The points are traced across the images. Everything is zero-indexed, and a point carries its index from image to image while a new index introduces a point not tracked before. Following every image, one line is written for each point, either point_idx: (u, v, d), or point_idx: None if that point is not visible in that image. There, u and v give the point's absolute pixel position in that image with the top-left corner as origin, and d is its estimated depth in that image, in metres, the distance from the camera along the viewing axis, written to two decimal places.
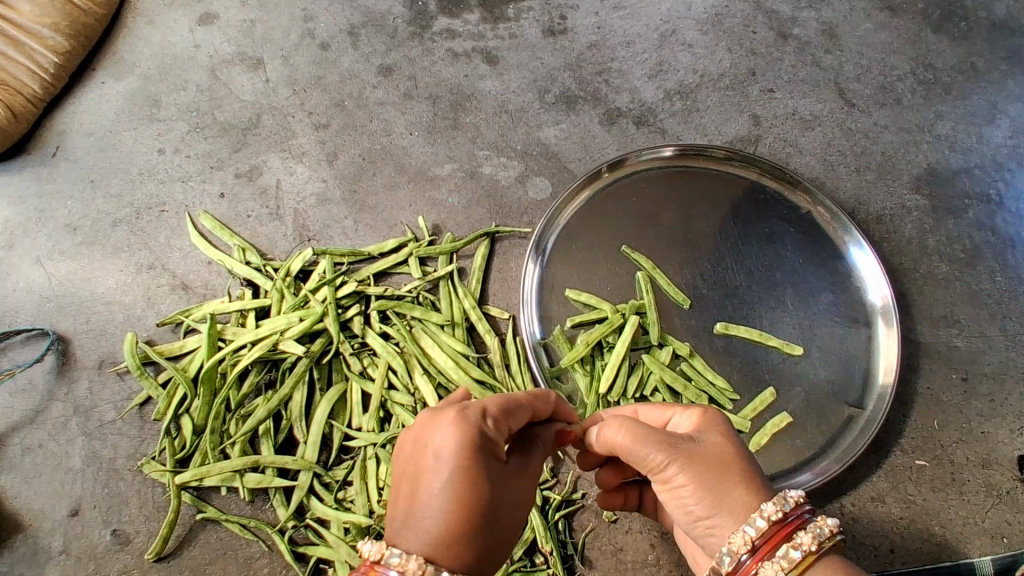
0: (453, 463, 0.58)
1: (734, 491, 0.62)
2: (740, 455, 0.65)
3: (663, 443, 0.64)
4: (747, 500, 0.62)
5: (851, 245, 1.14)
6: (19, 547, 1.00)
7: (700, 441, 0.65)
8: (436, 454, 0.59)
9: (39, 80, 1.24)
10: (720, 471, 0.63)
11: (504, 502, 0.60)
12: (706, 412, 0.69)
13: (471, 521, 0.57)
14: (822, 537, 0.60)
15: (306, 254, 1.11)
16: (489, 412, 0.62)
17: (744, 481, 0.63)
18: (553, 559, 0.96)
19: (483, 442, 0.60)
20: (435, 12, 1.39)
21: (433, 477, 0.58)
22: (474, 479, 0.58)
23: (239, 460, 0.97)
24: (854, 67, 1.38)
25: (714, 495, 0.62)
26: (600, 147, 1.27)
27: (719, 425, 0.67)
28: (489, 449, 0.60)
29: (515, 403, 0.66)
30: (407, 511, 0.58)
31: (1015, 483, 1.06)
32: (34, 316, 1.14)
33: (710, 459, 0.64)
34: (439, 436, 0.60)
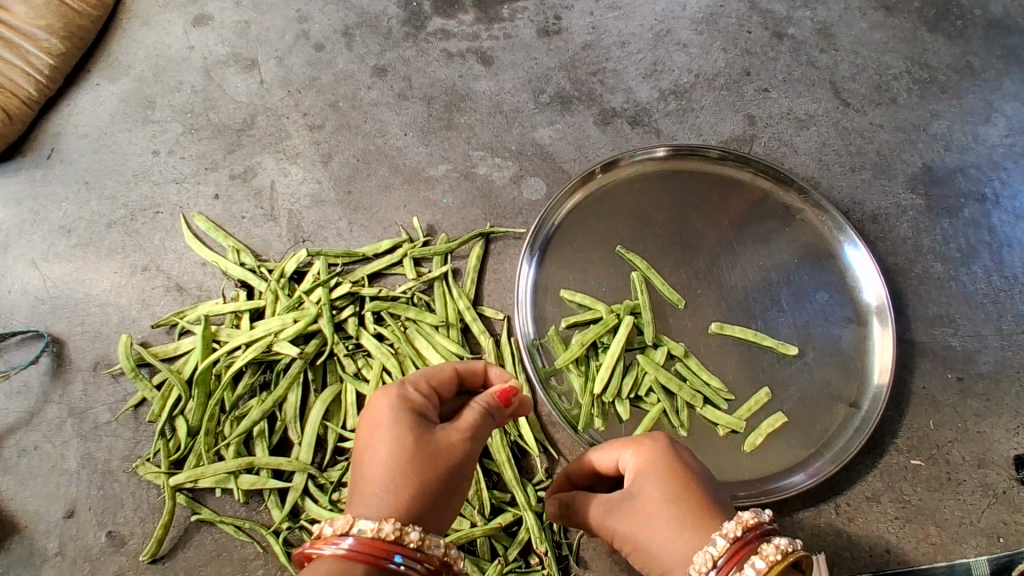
0: (378, 428, 0.67)
1: (671, 540, 0.62)
2: (676, 501, 0.64)
3: (609, 508, 0.68)
4: (687, 548, 0.61)
5: (845, 244, 1.14)
6: (14, 550, 1.00)
7: (636, 497, 0.66)
8: (364, 430, 0.68)
9: (34, 82, 1.24)
10: (656, 523, 0.63)
11: (433, 445, 0.66)
12: (643, 453, 0.68)
13: (397, 468, 0.63)
14: (762, 572, 0.57)
15: (300, 255, 1.11)
16: (409, 383, 0.71)
17: (678, 528, 0.62)
18: (548, 560, 0.96)
19: (400, 406, 0.68)
20: (430, 13, 1.39)
21: (365, 451, 0.66)
22: (394, 433, 0.66)
23: (233, 462, 0.97)
24: (849, 66, 1.38)
25: (656, 550, 0.63)
26: (595, 147, 1.27)
27: (652, 470, 0.66)
28: (410, 412, 0.68)
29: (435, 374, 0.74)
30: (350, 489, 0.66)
31: (1011, 483, 1.06)
32: (29, 318, 1.14)
33: (645, 515, 0.64)
34: (371, 411, 0.69)
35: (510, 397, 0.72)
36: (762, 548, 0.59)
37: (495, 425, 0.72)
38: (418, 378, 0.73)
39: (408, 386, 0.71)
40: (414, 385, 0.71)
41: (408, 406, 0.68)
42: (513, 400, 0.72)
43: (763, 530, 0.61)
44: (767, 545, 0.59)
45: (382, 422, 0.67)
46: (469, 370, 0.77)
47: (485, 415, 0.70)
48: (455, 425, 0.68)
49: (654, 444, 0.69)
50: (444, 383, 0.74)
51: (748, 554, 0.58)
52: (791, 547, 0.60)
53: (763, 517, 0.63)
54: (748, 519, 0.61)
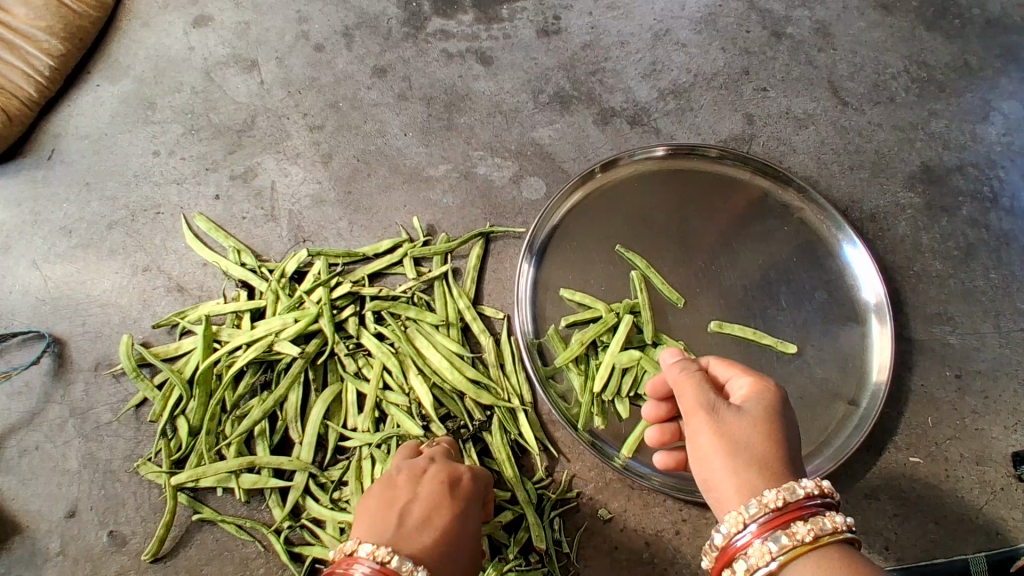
0: (446, 497, 0.72)
1: (748, 463, 0.64)
2: (768, 437, 0.66)
3: (705, 401, 0.69)
4: (757, 480, 0.63)
5: (843, 242, 1.14)
6: (16, 549, 1.00)
7: (736, 412, 0.68)
8: (434, 484, 0.73)
9: (34, 84, 1.24)
10: (743, 442, 0.65)
11: (463, 516, 0.71)
12: (760, 388, 0.71)
13: (452, 539, 0.68)
14: (824, 531, 0.58)
15: (301, 255, 1.11)
16: (478, 481, 0.78)
17: (759, 457, 0.64)
18: (548, 558, 0.97)
19: (472, 494, 0.75)
20: (429, 13, 1.39)
21: (428, 501, 0.71)
22: (462, 512, 0.72)
23: (234, 461, 0.98)
24: (847, 65, 1.38)
25: (728, 461, 0.64)
26: (594, 147, 1.28)
27: (762, 402, 0.69)
28: (474, 500, 0.75)
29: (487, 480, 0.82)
30: (391, 520, 0.68)
31: (1009, 480, 1.07)
32: (30, 318, 1.14)
33: (737, 430, 0.66)
34: (422, 471, 0.76)
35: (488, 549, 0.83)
36: (828, 517, 0.60)
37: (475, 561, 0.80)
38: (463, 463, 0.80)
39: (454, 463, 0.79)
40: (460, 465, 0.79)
41: (450, 476, 0.75)
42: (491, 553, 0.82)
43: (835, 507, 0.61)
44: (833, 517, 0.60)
45: (455, 493, 0.73)
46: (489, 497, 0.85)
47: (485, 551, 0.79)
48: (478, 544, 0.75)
49: (773, 386, 0.72)
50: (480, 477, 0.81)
51: (812, 514, 0.59)
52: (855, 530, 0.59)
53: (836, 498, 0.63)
54: (823, 486, 0.62)
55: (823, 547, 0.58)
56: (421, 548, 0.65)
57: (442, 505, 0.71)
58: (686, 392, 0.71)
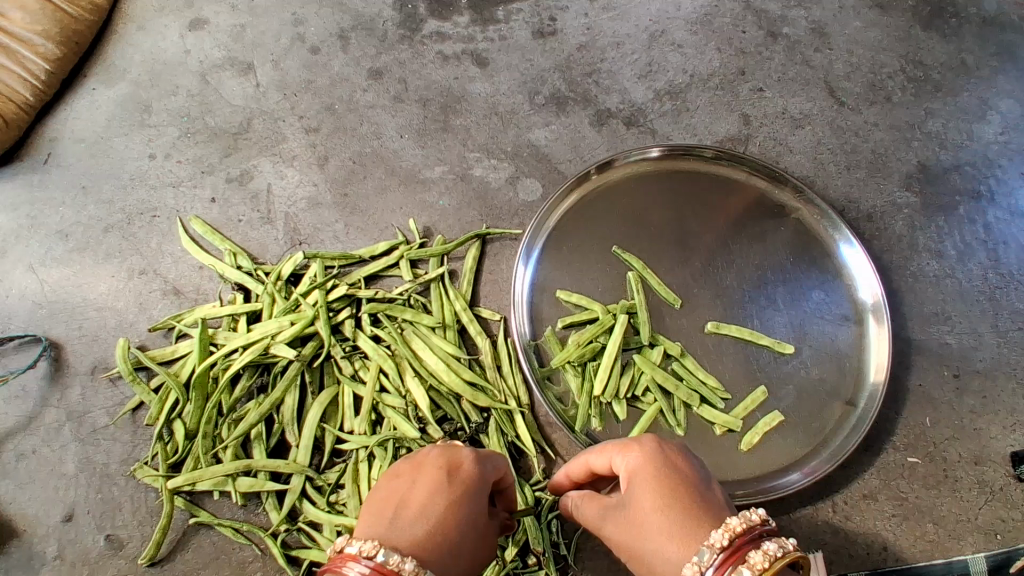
0: (444, 484, 0.66)
1: (659, 548, 0.59)
2: (665, 509, 0.60)
3: (607, 518, 0.66)
4: (674, 559, 0.58)
5: (840, 242, 1.14)
6: (13, 554, 1.00)
7: (627, 506, 0.63)
8: (431, 472, 0.67)
9: (30, 87, 1.24)
10: (648, 535, 0.60)
11: (466, 506, 0.65)
12: (632, 464, 0.65)
13: (451, 530, 0.62)
14: (771, 561, 0.56)
15: (297, 257, 1.11)
16: (487, 463, 0.71)
17: (666, 538, 0.59)
18: (546, 560, 0.96)
19: (477, 477, 0.68)
20: (425, 15, 1.39)
21: (426, 490, 0.65)
22: (462, 500, 0.65)
23: (231, 464, 0.97)
24: (843, 65, 1.38)
25: (645, 555, 0.60)
26: (590, 148, 1.28)
27: (640, 479, 0.63)
28: (481, 484, 0.68)
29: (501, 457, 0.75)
30: (385, 515, 0.63)
31: (1008, 480, 1.06)
32: (27, 322, 1.14)
33: (635, 524, 0.61)
34: (429, 459, 0.70)
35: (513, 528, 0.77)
36: (751, 555, 0.56)
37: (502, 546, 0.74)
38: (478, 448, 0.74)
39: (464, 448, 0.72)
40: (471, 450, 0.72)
41: (455, 463, 0.69)
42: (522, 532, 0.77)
43: (750, 533, 0.57)
44: (755, 552, 0.56)
45: (458, 477, 0.67)
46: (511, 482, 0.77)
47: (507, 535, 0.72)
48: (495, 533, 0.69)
49: (641, 448, 0.66)
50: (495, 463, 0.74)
51: (738, 563, 0.55)
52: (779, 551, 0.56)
53: (751, 519, 0.59)
54: (733, 526, 0.57)
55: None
56: (412, 542, 0.60)
57: (438, 494, 0.65)
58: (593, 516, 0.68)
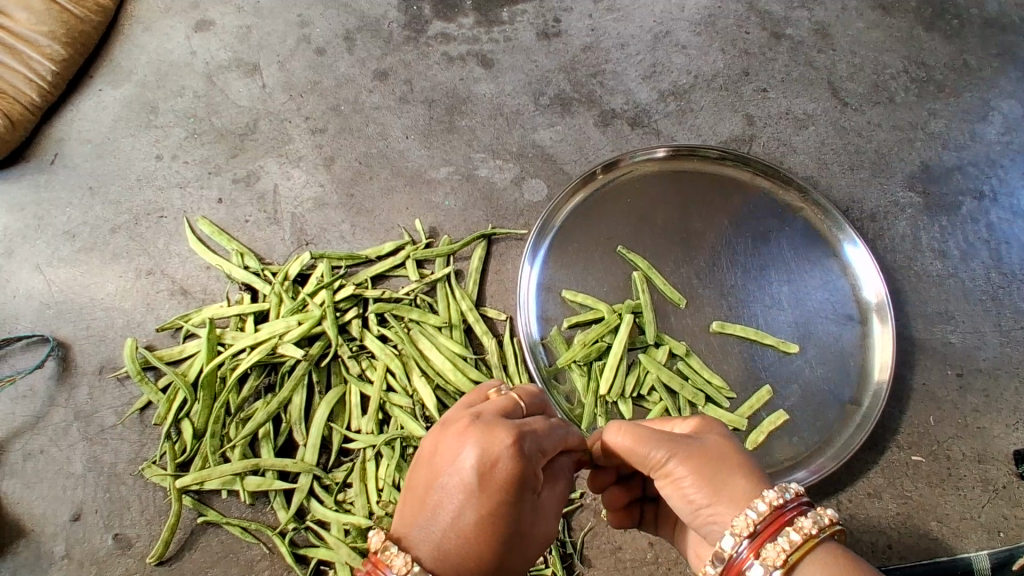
0: (477, 487, 0.58)
1: (735, 480, 0.62)
2: (741, 454, 0.65)
3: (666, 440, 0.65)
4: (748, 491, 0.62)
5: (844, 242, 1.14)
6: (21, 553, 1.01)
7: (700, 441, 0.66)
8: (465, 468, 0.59)
9: (37, 89, 1.25)
10: (727, 467, 0.63)
11: (507, 512, 0.59)
12: (705, 421, 0.70)
13: (486, 545, 0.58)
14: (823, 523, 0.59)
15: (304, 258, 1.12)
16: (533, 448, 0.61)
17: (745, 472, 0.63)
18: (552, 559, 0.97)
19: (517, 478, 0.59)
20: (430, 17, 1.40)
21: (458, 495, 0.58)
22: (499, 508, 0.58)
23: (239, 463, 0.98)
24: (846, 66, 1.39)
25: (714, 480, 0.62)
26: (594, 148, 1.28)
27: (716, 430, 0.68)
28: (521, 482, 0.59)
29: (554, 425, 0.65)
30: (422, 511, 0.59)
31: (1011, 478, 1.07)
32: (34, 322, 1.14)
33: (714, 454, 0.64)
34: (473, 442, 0.60)
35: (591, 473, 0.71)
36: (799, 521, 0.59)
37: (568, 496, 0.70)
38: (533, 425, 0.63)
39: (514, 432, 0.61)
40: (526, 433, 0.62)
41: (497, 456, 0.59)
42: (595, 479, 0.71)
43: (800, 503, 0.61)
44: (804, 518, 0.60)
45: (498, 480, 0.58)
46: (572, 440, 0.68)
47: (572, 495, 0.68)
48: (552, 513, 0.64)
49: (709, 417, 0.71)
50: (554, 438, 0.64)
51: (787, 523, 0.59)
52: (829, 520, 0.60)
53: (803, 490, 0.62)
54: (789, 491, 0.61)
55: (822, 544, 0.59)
56: (445, 558, 0.57)
57: (471, 503, 0.58)
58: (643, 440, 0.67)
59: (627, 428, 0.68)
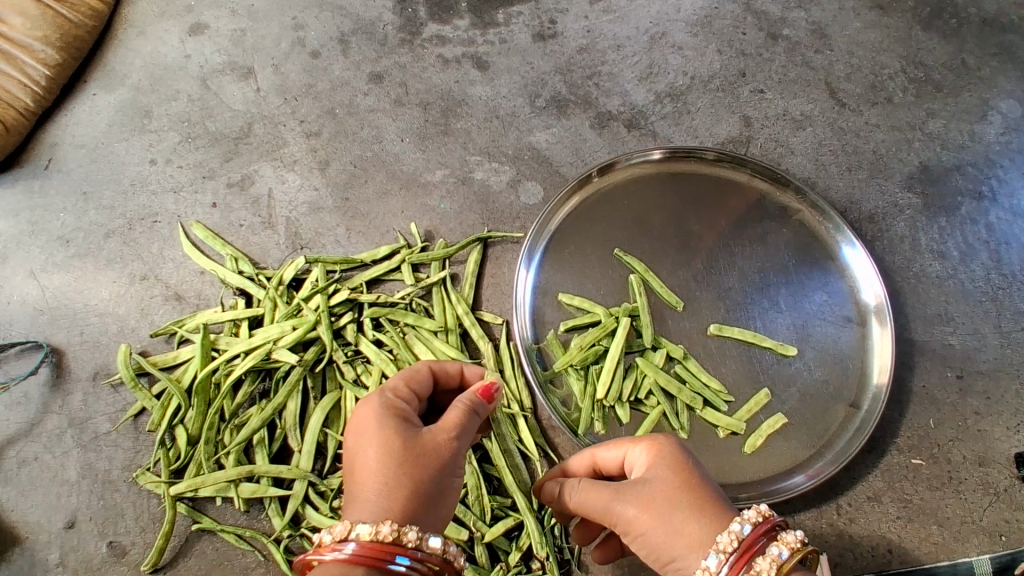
0: (361, 437, 0.69)
1: (682, 527, 0.64)
2: (692, 489, 0.66)
3: (616, 494, 0.68)
4: (697, 537, 0.63)
5: (842, 244, 1.14)
6: (15, 561, 1.00)
7: (648, 484, 0.67)
8: (355, 435, 0.70)
9: (30, 93, 1.24)
10: (674, 512, 0.64)
11: (401, 439, 0.68)
12: (654, 450, 0.70)
13: (395, 467, 0.66)
14: (785, 554, 0.61)
15: (298, 262, 1.11)
16: (389, 389, 0.74)
17: (694, 515, 0.64)
18: (550, 564, 0.95)
19: (387, 410, 0.71)
20: (425, 19, 1.40)
21: (354, 456, 0.69)
22: (389, 436, 0.68)
23: (234, 470, 0.97)
24: (844, 66, 1.38)
25: (661, 531, 0.64)
26: (591, 150, 1.28)
27: (665, 463, 0.68)
28: (387, 411, 0.71)
29: (414, 372, 0.78)
30: (349, 492, 0.67)
31: (1012, 481, 1.06)
32: (28, 328, 1.13)
33: (662, 502, 0.65)
34: (353, 417, 0.72)
35: (491, 395, 0.76)
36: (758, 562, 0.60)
37: (479, 422, 0.74)
38: (396, 381, 0.76)
39: (379, 390, 0.74)
40: (389, 389, 0.75)
41: (369, 406, 0.71)
42: (493, 397, 0.76)
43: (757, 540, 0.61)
44: (762, 559, 0.60)
45: (377, 422, 0.69)
46: (443, 375, 0.81)
47: (472, 413, 0.73)
48: (440, 425, 0.70)
49: (666, 441, 0.71)
50: (420, 382, 0.78)
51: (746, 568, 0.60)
52: (789, 550, 0.61)
53: (757, 520, 0.63)
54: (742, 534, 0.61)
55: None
56: (374, 501, 0.64)
57: (369, 450, 0.67)
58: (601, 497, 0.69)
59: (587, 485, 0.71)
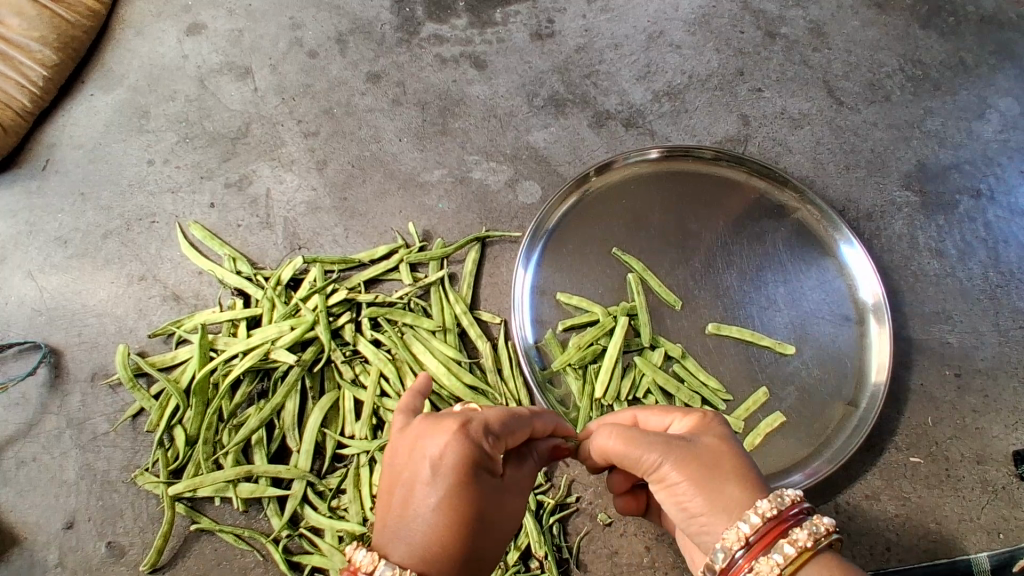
0: (434, 477, 0.59)
1: (728, 488, 0.62)
2: (737, 456, 0.65)
3: (660, 444, 0.65)
4: (743, 497, 0.62)
5: (840, 242, 1.14)
6: (13, 562, 1.00)
7: (695, 445, 0.66)
8: (422, 464, 0.59)
9: (28, 93, 1.24)
10: (722, 476, 0.63)
11: (472, 499, 0.59)
12: (703, 421, 0.70)
13: (456, 530, 0.58)
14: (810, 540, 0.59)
15: (296, 262, 1.11)
16: (483, 427, 0.62)
17: (741, 481, 0.63)
18: (548, 563, 0.95)
19: (471, 463, 0.59)
20: (423, 18, 1.39)
21: (415, 487, 0.59)
22: (458, 494, 0.58)
23: (232, 470, 0.97)
24: (842, 64, 1.38)
25: (704, 488, 0.63)
26: (589, 149, 1.28)
27: (715, 431, 0.68)
28: (482, 466, 0.60)
29: (510, 414, 0.65)
30: (390, 513, 0.60)
31: (1011, 479, 1.06)
32: (26, 329, 1.13)
33: (706, 458, 0.64)
34: (427, 447, 0.60)
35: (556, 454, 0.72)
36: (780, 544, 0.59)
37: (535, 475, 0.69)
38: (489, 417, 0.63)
39: (469, 426, 0.61)
40: (480, 426, 0.62)
41: (448, 442, 0.60)
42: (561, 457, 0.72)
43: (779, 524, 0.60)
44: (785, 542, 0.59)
45: (450, 469, 0.59)
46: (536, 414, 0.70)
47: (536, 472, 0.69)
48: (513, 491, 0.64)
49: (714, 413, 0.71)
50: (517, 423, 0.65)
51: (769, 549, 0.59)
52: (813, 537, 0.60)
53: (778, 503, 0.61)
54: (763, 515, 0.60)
55: (803, 565, 0.59)
56: (419, 553, 0.57)
57: (432, 494, 0.58)
58: (638, 444, 0.66)
59: (620, 433, 0.68)
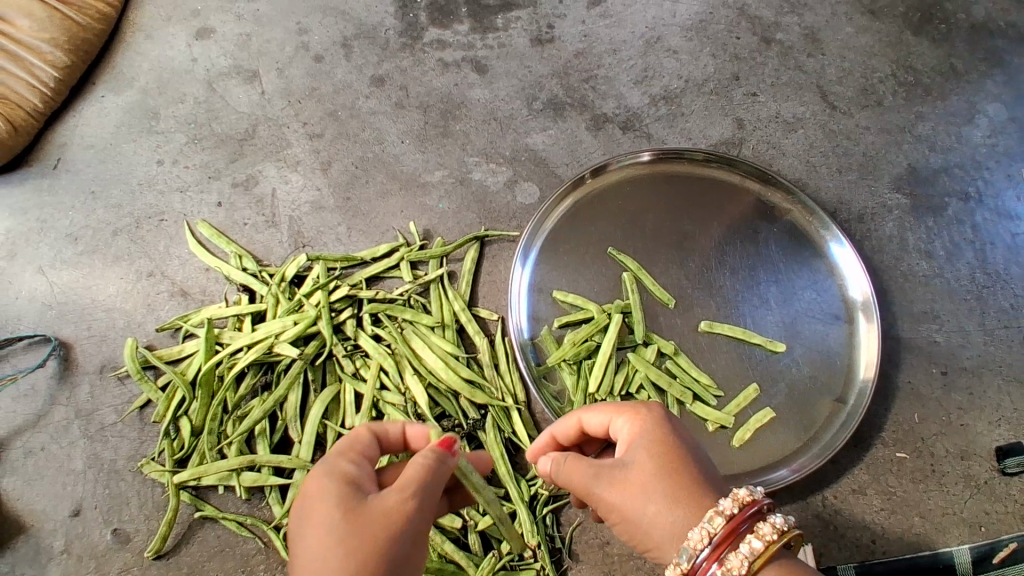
0: (303, 522, 0.62)
1: (664, 510, 0.64)
2: (670, 471, 0.67)
3: (595, 475, 0.69)
4: (678, 522, 0.64)
5: (830, 242, 1.16)
6: (21, 548, 1.03)
7: (628, 467, 0.68)
8: (294, 520, 0.64)
9: (39, 94, 1.28)
10: (653, 499, 0.65)
11: (340, 513, 0.61)
12: (638, 428, 0.71)
13: (332, 547, 0.58)
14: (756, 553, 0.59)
15: (300, 259, 1.14)
16: (332, 457, 0.68)
17: (675, 502, 0.65)
18: (541, 553, 0.97)
19: (323, 484, 0.64)
20: (426, 24, 1.43)
21: (296, 544, 0.62)
22: (320, 516, 0.61)
23: (235, 460, 1.00)
24: (836, 70, 1.41)
25: (642, 512, 0.65)
26: (586, 152, 1.31)
27: (646, 441, 0.69)
28: (334, 482, 0.64)
29: (353, 437, 0.71)
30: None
31: (994, 474, 1.08)
32: (37, 322, 1.17)
33: (637, 485, 0.67)
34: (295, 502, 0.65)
35: (452, 448, 0.69)
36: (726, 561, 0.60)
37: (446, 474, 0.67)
38: (337, 447, 0.70)
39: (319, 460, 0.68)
40: (330, 457, 0.68)
41: (304, 482, 0.65)
42: (454, 447, 0.69)
43: (723, 540, 0.60)
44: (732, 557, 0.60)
45: (309, 501, 0.63)
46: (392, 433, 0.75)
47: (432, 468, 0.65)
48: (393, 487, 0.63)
49: (650, 414, 0.72)
50: (365, 445, 0.71)
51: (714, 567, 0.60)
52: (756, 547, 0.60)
53: (721, 518, 0.61)
54: (702, 538, 0.61)
55: None
56: None
57: (304, 537, 0.61)
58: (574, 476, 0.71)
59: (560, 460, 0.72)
